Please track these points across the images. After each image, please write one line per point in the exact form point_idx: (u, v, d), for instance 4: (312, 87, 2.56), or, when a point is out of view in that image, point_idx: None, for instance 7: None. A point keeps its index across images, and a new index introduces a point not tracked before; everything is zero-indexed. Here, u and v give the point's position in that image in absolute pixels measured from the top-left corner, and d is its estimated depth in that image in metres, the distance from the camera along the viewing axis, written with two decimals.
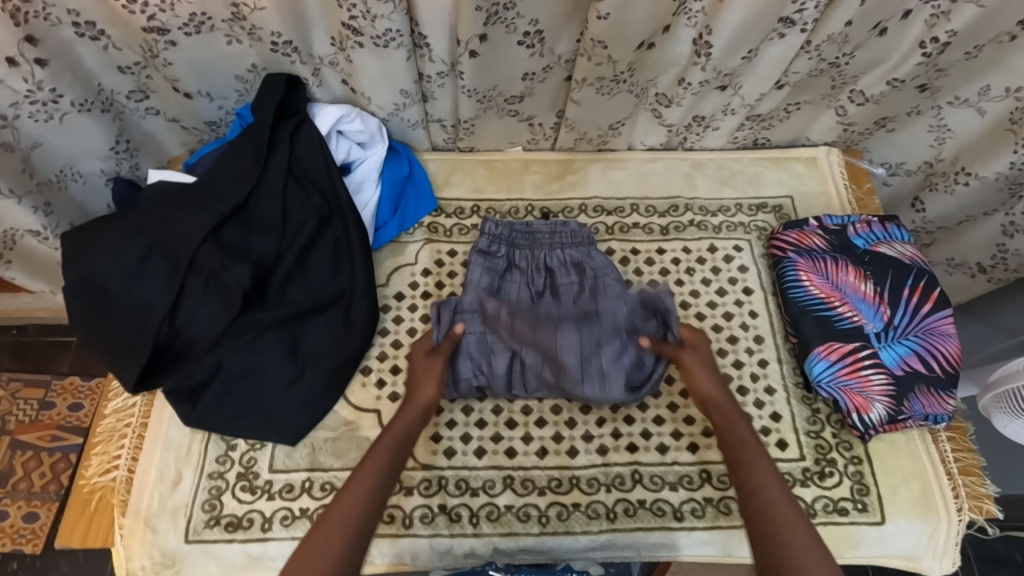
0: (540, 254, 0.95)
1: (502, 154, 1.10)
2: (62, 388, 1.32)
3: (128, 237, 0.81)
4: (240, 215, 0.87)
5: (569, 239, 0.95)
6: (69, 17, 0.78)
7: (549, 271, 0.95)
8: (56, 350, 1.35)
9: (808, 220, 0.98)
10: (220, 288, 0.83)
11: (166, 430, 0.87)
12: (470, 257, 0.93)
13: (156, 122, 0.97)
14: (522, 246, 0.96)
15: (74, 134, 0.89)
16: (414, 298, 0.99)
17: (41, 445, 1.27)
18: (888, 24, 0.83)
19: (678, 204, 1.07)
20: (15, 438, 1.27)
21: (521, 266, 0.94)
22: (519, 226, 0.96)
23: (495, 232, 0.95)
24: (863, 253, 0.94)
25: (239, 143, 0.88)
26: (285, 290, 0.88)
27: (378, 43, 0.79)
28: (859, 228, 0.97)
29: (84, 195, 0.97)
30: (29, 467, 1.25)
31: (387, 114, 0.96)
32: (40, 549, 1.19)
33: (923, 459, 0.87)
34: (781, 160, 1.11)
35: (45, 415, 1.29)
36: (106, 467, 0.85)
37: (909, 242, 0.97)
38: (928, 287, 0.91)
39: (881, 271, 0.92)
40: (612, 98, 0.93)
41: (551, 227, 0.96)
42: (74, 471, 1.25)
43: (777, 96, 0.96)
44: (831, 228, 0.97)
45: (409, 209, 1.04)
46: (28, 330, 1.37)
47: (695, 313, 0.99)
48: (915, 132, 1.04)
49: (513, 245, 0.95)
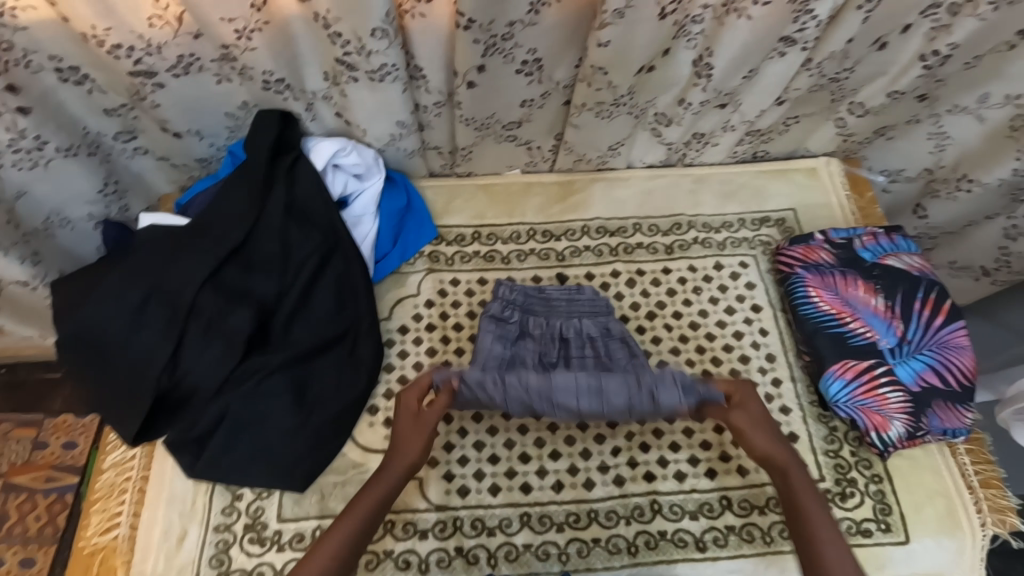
0: (556, 323, 0.92)
1: (501, 178, 1.09)
2: (55, 426, 1.28)
3: (123, 289, 0.78)
4: (240, 257, 0.84)
5: (588, 308, 0.93)
6: (51, 64, 0.75)
7: (564, 341, 0.92)
8: (47, 388, 1.31)
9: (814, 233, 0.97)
10: (223, 333, 0.80)
11: (169, 483, 0.84)
12: (481, 323, 0.92)
13: (145, 161, 0.94)
14: (537, 313, 0.93)
15: (59, 180, 0.86)
16: (419, 330, 0.97)
17: (35, 486, 1.23)
18: (888, 38, 0.82)
19: (681, 222, 1.07)
20: (8, 481, 1.23)
21: (533, 334, 0.92)
22: (532, 291, 0.94)
23: (508, 297, 0.93)
24: (872, 267, 0.93)
25: (231, 183, 0.85)
26: (290, 330, 0.86)
27: (373, 78, 0.76)
28: (866, 241, 0.96)
29: (69, 240, 0.94)
30: (23, 510, 1.21)
31: (383, 145, 0.94)
32: None
33: (943, 474, 0.87)
34: (781, 173, 1.11)
35: (39, 455, 1.25)
36: (107, 526, 0.82)
37: (916, 252, 0.96)
38: (940, 300, 0.90)
39: (891, 285, 0.91)
40: (611, 120, 0.92)
41: (568, 294, 0.94)
42: (71, 511, 1.21)
43: (777, 112, 0.95)
44: (839, 243, 0.96)
45: (408, 240, 1.02)
46: (17, 369, 1.33)
47: (704, 333, 0.98)
48: (914, 141, 1.04)
49: (529, 311, 0.93)
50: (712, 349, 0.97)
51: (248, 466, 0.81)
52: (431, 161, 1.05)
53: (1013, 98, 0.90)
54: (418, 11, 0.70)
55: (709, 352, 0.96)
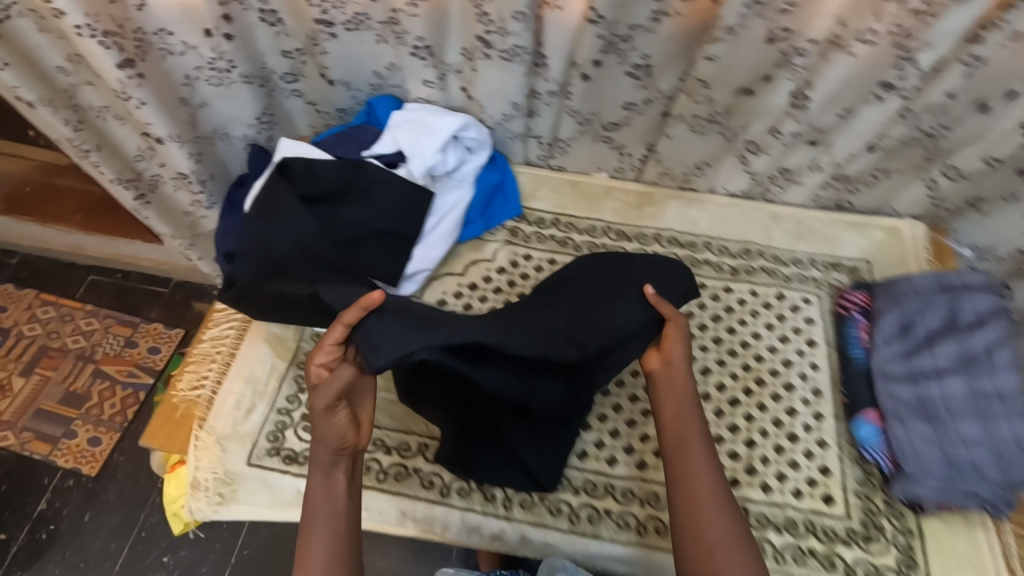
0: (967, 343, 0.85)
1: (589, 178, 1.18)
2: (147, 331, 1.66)
3: (296, 271, 0.92)
4: (385, 231, 0.99)
5: (982, 307, 0.87)
6: (258, 5, 0.92)
7: (963, 368, 0.85)
8: (148, 300, 1.70)
9: (927, 275, 0.92)
10: (488, 325, 0.73)
11: (251, 366, 0.96)
12: (881, 308, 0.94)
13: (297, 103, 1.13)
14: (946, 332, 0.88)
15: (234, 102, 1.04)
16: (486, 290, 1.07)
17: (118, 378, 1.59)
18: (991, 101, 0.84)
19: (751, 249, 1.11)
20: (99, 367, 1.60)
21: (943, 349, 0.86)
22: (950, 295, 0.90)
23: (970, 285, 0.89)
24: (927, 315, 0.90)
25: (353, 170, 0.98)
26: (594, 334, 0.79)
27: (479, 60, 0.92)
28: (935, 285, 0.91)
29: (210, 193, 1.15)
30: (104, 395, 1.57)
31: (494, 125, 1.07)
32: (94, 472, 1.48)
33: (982, 552, 0.83)
34: (861, 226, 1.13)
35: (128, 352, 1.63)
36: (196, 383, 0.95)
37: (1000, 302, 0.87)
38: (999, 356, 0.83)
39: (943, 334, 0.88)
40: (703, 136, 1.00)
41: (977, 315, 0.87)
42: (138, 407, 1.56)
43: (868, 158, 0.99)
44: (965, 312, 0.88)
45: (495, 212, 1.13)
46: (131, 276, 1.74)
47: (753, 354, 1.00)
48: (1010, 219, 1.03)
49: (952, 327, 0.88)
50: (758, 370, 0.99)
51: (534, 449, 0.84)
52: (530, 148, 1.15)
53: None
54: (556, 3, 0.81)
55: (754, 371, 0.98)
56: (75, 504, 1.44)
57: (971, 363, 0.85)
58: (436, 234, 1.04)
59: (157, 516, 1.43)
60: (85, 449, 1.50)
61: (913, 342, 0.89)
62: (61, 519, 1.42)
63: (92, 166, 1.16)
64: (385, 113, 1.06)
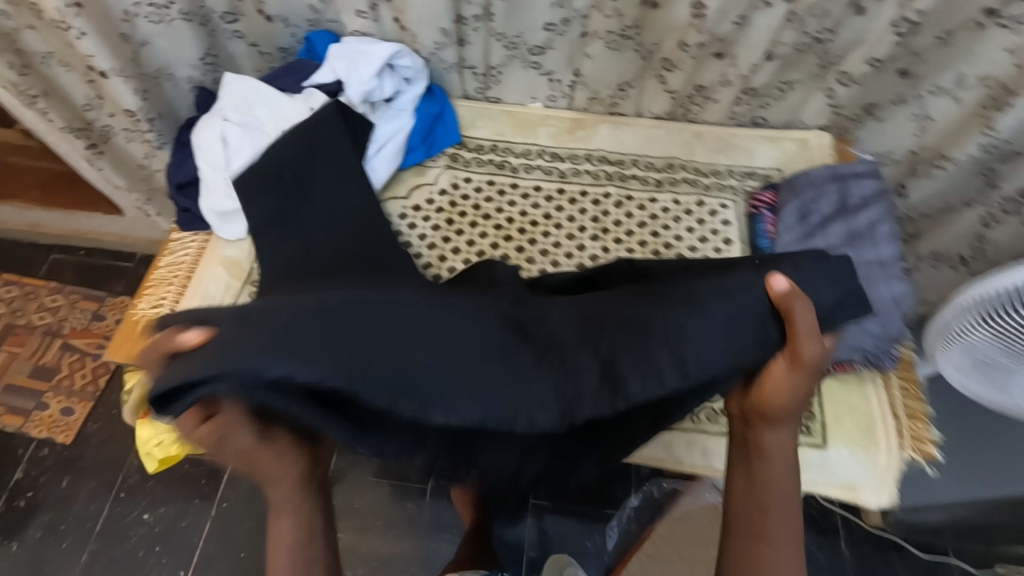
0: (853, 223, 0.97)
1: (524, 108, 1.25)
2: (114, 305, 1.69)
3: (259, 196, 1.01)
4: None
5: (864, 191, 0.99)
6: None
7: (851, 243, 0.96)
8: (111, 277, 1.72)
9: (823, 170, 1.03)
10: (422, 371, 0.53)
11: (206, 286, 1.03)
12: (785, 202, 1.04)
13: (240, 45, 1.17)
14: (836, 216, 0.99)
15: (172, 38, 1.07)
16: (430, 210, 1.14)
17: (87, 349, 1.63)
18: (865, 3, 0.96)
19: (674, 163, 1.20)
20: (67, 341, 1.63)
21: (834, 230, 0.97)
22: (840, 185, 1.01)
23: (858, 173, 1.01)
24: (821, 202, 1.01)
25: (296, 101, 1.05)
26: (636, 344, 0.58)
27: None
28: (827, 176, 1.02)
29: (159, 132, 1.21)
30: (74, 366, 1.60)
31: (429, 55, 1.14)
32: (69, 440, 1.51)
33: (871, 401, 0.94)
34: (775, 138, 1.22)
35: (95, 326, 1.66)
36: (155, 303, 1.02)
37: (879, 185, 0.99)
38: (877, 231, 0.95)
39: (833, 217, 0.99)
40: (620, 54, 1.11)
41: (862, 198, 0.99)
42: (110, 376, 1.60)
43: (770, 68, 1.09)
44: (853, 196, 0.99)
45: (436, 140, 1.20)
46: (94, 253, 1.75)
47: (676, 253, 1.10)
48: (901, 123, 1.13)
49: (842, 212, 0.99)
50: None
51: None
52: (465, 80, 1.21)
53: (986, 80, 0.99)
54: None
55: None
56: (49, 470, 1.48)
57: (856, 238, 0.96)
58: (380, 158, 1.11)
59: (134, 476, 1.47)
60: (57, 420, 1.53)
61: (809, 228, 1.00)
62: (38, 486, 1.46)
63: (40, 112, 1.20)
64: (323, 46, 1.12)
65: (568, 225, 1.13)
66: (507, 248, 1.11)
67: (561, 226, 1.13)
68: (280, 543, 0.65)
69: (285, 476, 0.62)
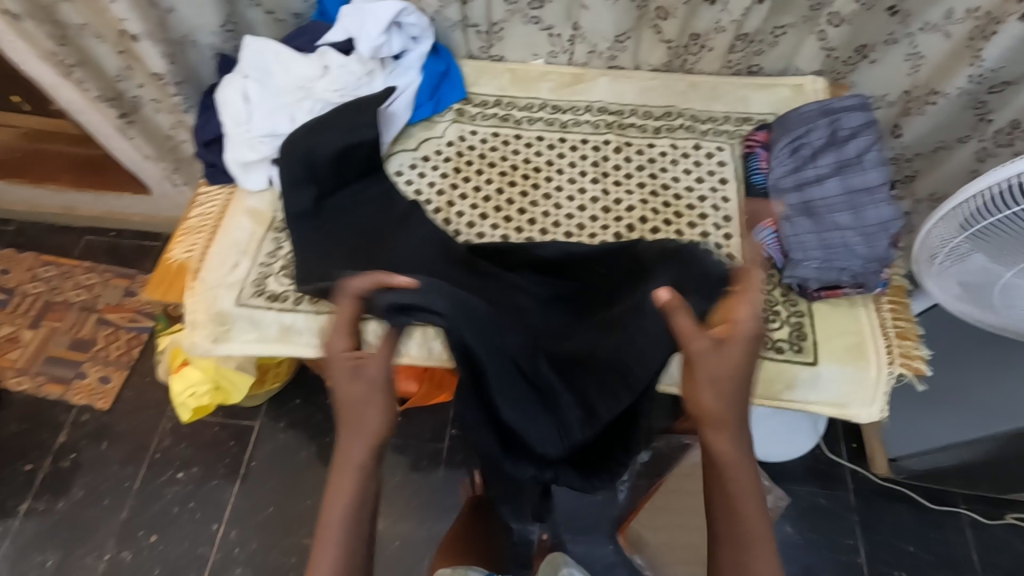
0: (843, 152, 1.00)
1: (526, 64, 1.30)
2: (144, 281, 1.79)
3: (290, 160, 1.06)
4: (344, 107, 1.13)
5: (853, 122, 1.02)
6: None
7: (840, 172, 0.99)
8: (141, 255, 1.83)
9: (813, 105, 1.06)
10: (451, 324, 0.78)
11: (232, 232, 1.10)
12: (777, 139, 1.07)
13: (256, 13, 1.24)
14: (826, 146, 1.02)
15: (197, 8, 1.16)
16: (438, 161, 1.21)
17: (122, 323, 1.72)
18: None
19: (672, 111, 1.24)
20: (102, 316, 1.73)
21: (824, 159, 1.01)
22: (830, 119, 1.03)
23: (848, 107, 1.03)
24: (812, 134, 1.04)
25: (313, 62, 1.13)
26: (609, 376, 0.83)
27: None
28: (817, 110, 1.05)
29: (184, 96, 1.30)
30: (109, 339, 1.70)
31: (435, 13, 1.22)
32: (107, 406, 1.60)
33: (861, 321, 0.99)
34: (769, 86, 1.25)
35: (128, 301, 1.76)
36: (187, 249, 1.11)
37: (868, 117, 1.03)
38: (866, 159, 0.99)
39: (824, 148, 1.02)
40: (615, 5, 1.15)
41: (852, 128, 1.02)
42: (143, 347, 1.69)
43: (762, 11, 1.13)
44: (843, 127, 1.02)
45: (443, 96, 1.26)
46: (123, 234, 1.86)
47: (673, 194, 1.15)
48: (894, 62, 1.16)
49: (832, 143, 1.02)
50: (677, 206, 1.14)
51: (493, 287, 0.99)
52: (469, 38, 1.27)
53: (972, 12, 1.03)
54: None
55: (674, 207, 1.14)
56: (89, 435, 1.57)
57: (845, 167, 0.99)
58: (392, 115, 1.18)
59: (169, 439, 1.56)
60: (96, 388, 1.63)
61: (800, 159, 1.03)
62: (81, 449, 1.55)
63: (76, 83, 1.30)
64: (334, 8, 1.19)
65: (570, 171, 1.19)
66: (512, 193, 1.17)
67: (563, 172, 1.19)
68: (338, 496, 0.73)
69: (370, 430, 0.74)
